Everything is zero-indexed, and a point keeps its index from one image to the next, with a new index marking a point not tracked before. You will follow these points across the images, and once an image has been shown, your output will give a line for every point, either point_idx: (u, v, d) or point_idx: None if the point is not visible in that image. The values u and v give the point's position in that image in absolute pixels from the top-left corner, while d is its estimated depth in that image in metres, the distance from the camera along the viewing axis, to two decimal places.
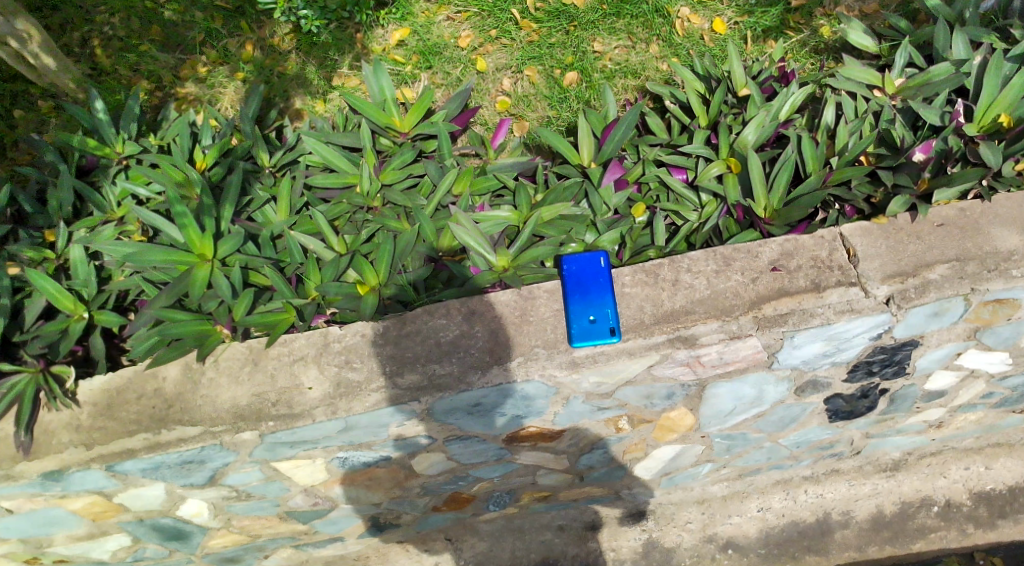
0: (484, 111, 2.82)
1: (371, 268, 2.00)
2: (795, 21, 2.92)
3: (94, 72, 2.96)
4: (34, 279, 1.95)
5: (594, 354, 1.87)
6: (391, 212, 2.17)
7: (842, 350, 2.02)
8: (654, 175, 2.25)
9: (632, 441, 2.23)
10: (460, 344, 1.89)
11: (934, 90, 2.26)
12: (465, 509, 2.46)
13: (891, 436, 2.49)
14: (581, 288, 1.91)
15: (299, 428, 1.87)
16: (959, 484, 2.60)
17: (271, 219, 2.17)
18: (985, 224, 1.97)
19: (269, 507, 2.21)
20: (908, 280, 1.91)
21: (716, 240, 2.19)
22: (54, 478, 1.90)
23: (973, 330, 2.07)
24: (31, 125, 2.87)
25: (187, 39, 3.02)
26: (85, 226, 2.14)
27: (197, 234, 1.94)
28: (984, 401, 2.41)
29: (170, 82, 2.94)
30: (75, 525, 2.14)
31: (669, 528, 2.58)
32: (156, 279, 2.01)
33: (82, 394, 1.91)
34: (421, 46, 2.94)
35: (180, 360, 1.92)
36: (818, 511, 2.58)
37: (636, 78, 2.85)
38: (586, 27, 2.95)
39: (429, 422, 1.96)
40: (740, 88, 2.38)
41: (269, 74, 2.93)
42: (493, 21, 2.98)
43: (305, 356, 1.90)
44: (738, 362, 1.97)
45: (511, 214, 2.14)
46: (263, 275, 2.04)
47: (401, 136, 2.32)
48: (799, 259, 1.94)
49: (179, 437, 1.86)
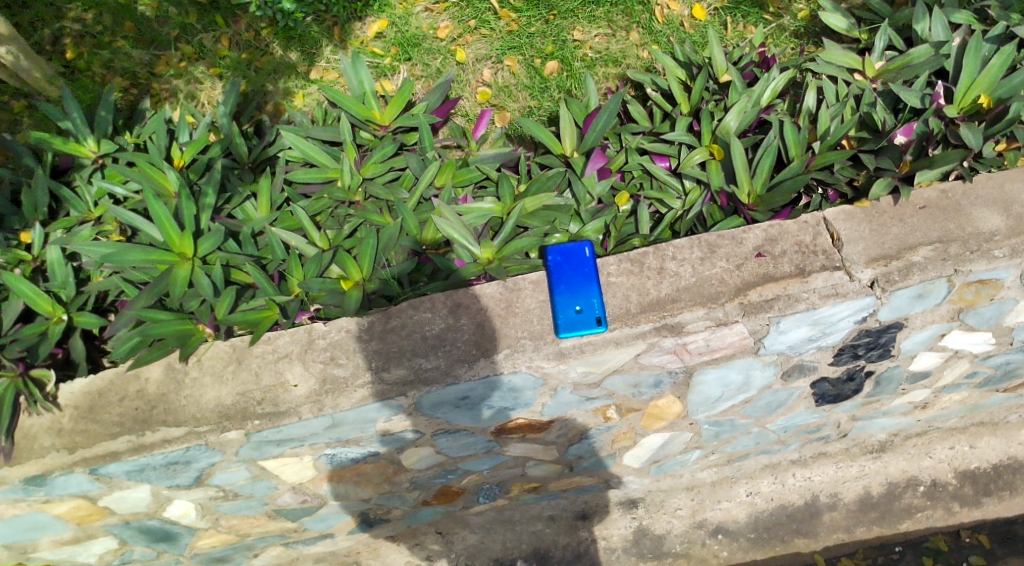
0: (465, 103, 2.80)
1: (353, 263, 1.97)
2: (774, 5, 2.91)
3: (67, 70, 2.91)
4: (10, 283, 1.92)
5: (581, 344, 1.86)
6: (373, 206, 2.16)
7: (827, 334, 2.03)
8: (637, 163, 2.25)
9: (620, 430, 2.23)
10: (446, 337, 1.88)
11: (913, 73, 2.26)
12: (454, 502, 2.45)
13: (877, 418, 2.50)
14: (566, 278, 1.91)
15: (285, 426, 1.86)
16: (945, 464, 2.63)
17: (251, 216, 2.14)
18: (967, 205, 1.98)
19: (257, 506, 2.19)
20: (892, 262, 1.92)
21: (701, 227, 2.17)
22: (37, 483, 1.87)
23: (957, 311, 2.08)
24: (4, 125, 2.83)
25: (161, 35, 2.97)
26: (63, 227, 2.11)
27: (176, 232, 1.93)
28: (968, 380, 2.43)
29: (146, 78, 2.90)
30: (61, 530, 2.11)
31: (659, 515, 2.58)
32: (136, 279, 1.99)
33: (63, 398, 1.88)
34: (399, 38, 2.91)
35: (162, 360, 1.89)
36: (806, 495, 2.60)
37: (617, 66, 2.84)
38: (566, 16, 2.93)
39: (417, 417, 1.95)
40: (722, 73, 2.38)
41: (246, 69, 2.90)
42: (471, 11, 2.95)
43: (290, 353, 1.88)
44: (725, 349, 1.97)
45: (495, 206, 2.13)
46: (245, 273, 2.02)
47: (381, 130, 2.29)
48: (783, 244, 1.94)
49: (163, 438, 1.83)
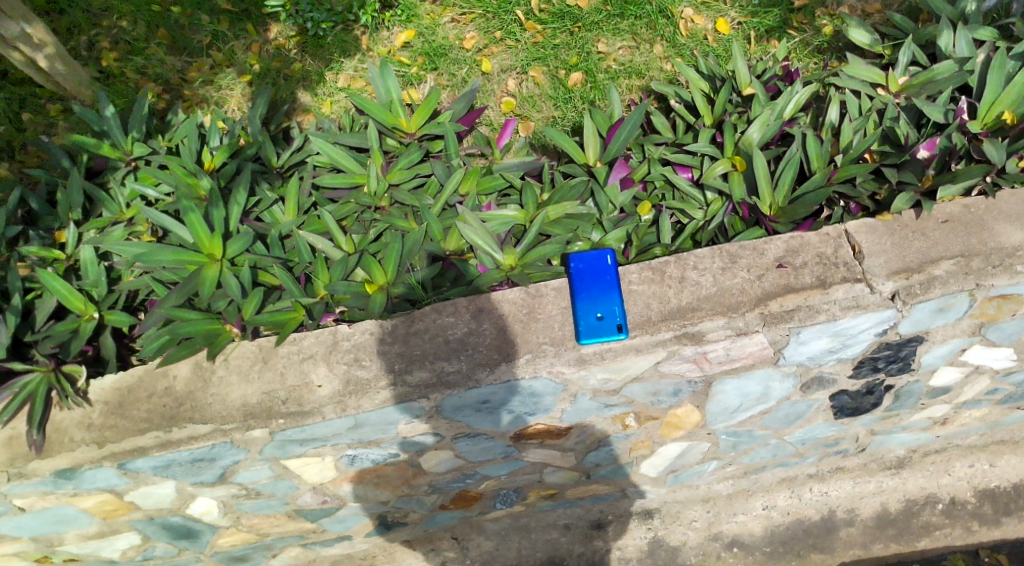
0: (490, 112, 2.83)
1: (379, 267, 2.01)
2: (797, 21, 2.94)
3: (102, 75, 2.98)
4: (45, 280, 1.97)
5: (602, 350, 1.88)
6: (399, 212, 2.19)
7: (847, 346, 2.04)
8: (660, 174, 2.28)
9: (638, 438, 2.24)
10: (469, 341, 1.90)
11: (937, 89, 2.27)
12: (471, 507, 2.47)
13: (896, 433, 2.50)
14: (588, 285, 1.93)
15: (309, 425, 1.88)
16: (964, 482, 2.61)
17: (279, 219, 2.19)
18: (990, 220, 1.99)
19: (277, 505, 2.22)
20: (913, 276, 1.92)
21: (722, 237, 2.20)
22: (66, 476, 1.91)
23: (978, 326, 2.08)
24: (39, 127, 2.90)
25: (194, 42, 3.04)
26: (96, 227, 2.16)
27: (207, 233, 1.98)
28: (988, 397, 2.42)
29: (178, 84, 2.96)
30: (86, 524, 2.15)
31: (674, 526, 2.58)
32: (166, 279, 2.04)
33: (94, 393, 1.92)
34: (426, 47, 2.95)
35: (190, 358, 1.93)
36: (823, 509, 2.58)
37: (641, 78, 2.86)
38: (591, 28, 2.97)
39: (438, 419, 1.97)
40: (745, 86, 2.40)
41: (275, 76, 2.95)
42: (497, 23, 3.00)
43: (315, 354, 1.92)
44: (745, 358, 1.98)
45: (518, 213, 2.16)
46: (272, 275, 2.07)
47: (408, 137, 2.33)
48: (805, 256, 1.96)
49: (190, 435, 1.87)
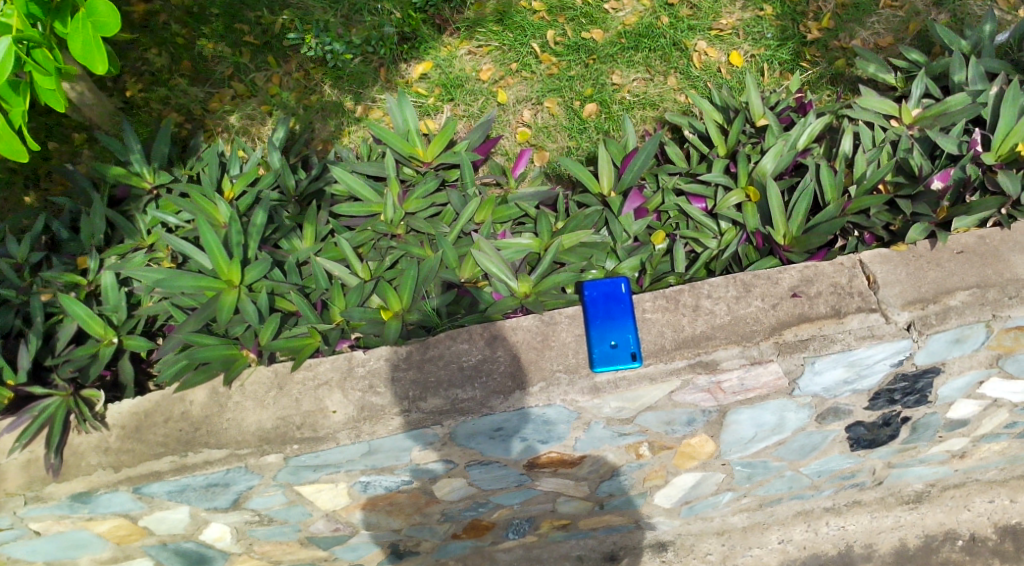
0: (505, 142, 2.87)
1: (394, 294, 2.03)
2: (811, 54, 2.97)
3: (126, 105, 3.04)
4: (67, 305, 2.00)
5: (615, 378, 1.88)
6: (415, 239, 2.21)
7: (863, 377, 2.02)
8: (673, 204, 2.30)
9: (652, 468, 2.23)
10: (483, 368, 1.91)
11: (950, 120, 2.28)
12: (484, 537, 2.46)
13: (914, 465, 2.48)
14: (602, 313, 1.94)
15: (323, 451, 1.89)
16: (984, 518, 2.56)
17: (297, 246, 2.22)
18: (1005, 251, 1.99)
19: (290, 532, 2.22)
20: (928, 306, 1.92)
21: (737, 267, 2.19)
22: (83, 499, 1.92)
23: (995, 357, 2.07)
24: (64, 155, 2.96)
25: (216, 73, 3.11)
26: (117, 253, 2.20)
27: (224, 259, 1.99)
28: (1007, 430, 2.41)
29: (200, 114, 3.02)
30: (100, 549, 2.17)
31: (688, 559, 2.55)
32: (184, 304, 2.05)
33: (111, 417, 1.94)
34: (443, 79, 3.01)
35: (206, 384, 1.94)
36: (840, 544, 2.54)
37: (654, 109, 2.89)
38: (605, 60, 3.01)
39: (451, 447, 1.98)
40: (759, 118, 2.40)
41: (295, 107, 3.00)
42: (514, 55, 3.04)
43: (330, 380, 1.92)
44: (760, 388, 1.97)
45: (532, 241, 2.18)
46: (289, 300, 2.09)
47: (424, 166, 2.36)
48: (819, 285, 1.96)
49: (205, 460, 1.88)
